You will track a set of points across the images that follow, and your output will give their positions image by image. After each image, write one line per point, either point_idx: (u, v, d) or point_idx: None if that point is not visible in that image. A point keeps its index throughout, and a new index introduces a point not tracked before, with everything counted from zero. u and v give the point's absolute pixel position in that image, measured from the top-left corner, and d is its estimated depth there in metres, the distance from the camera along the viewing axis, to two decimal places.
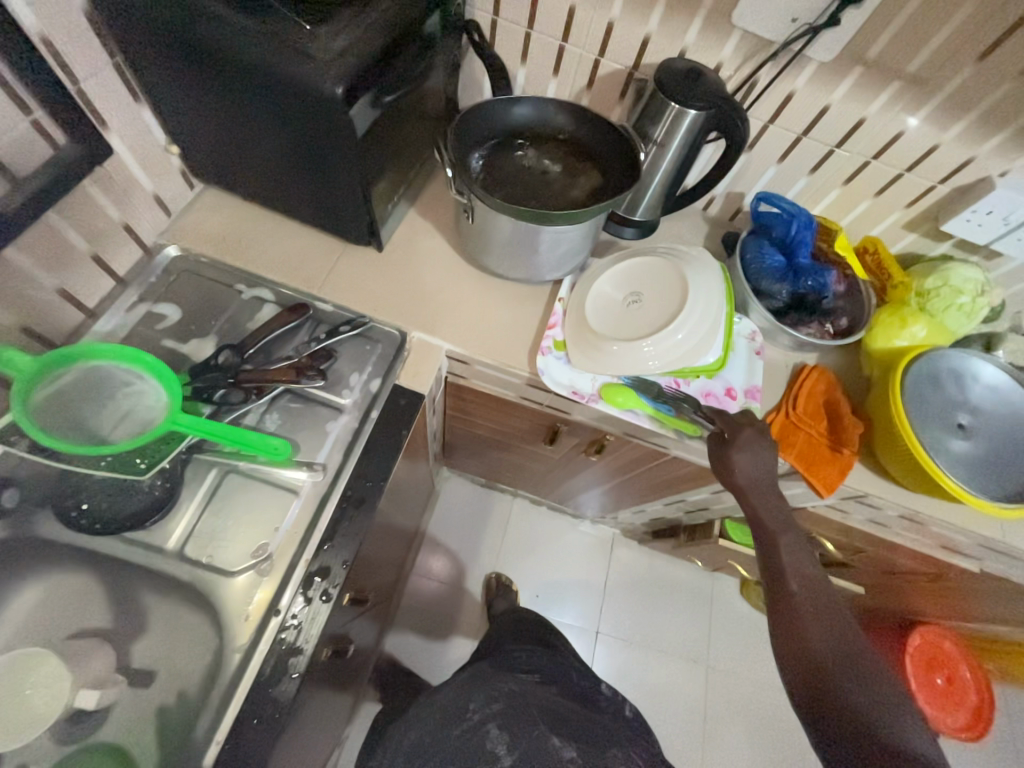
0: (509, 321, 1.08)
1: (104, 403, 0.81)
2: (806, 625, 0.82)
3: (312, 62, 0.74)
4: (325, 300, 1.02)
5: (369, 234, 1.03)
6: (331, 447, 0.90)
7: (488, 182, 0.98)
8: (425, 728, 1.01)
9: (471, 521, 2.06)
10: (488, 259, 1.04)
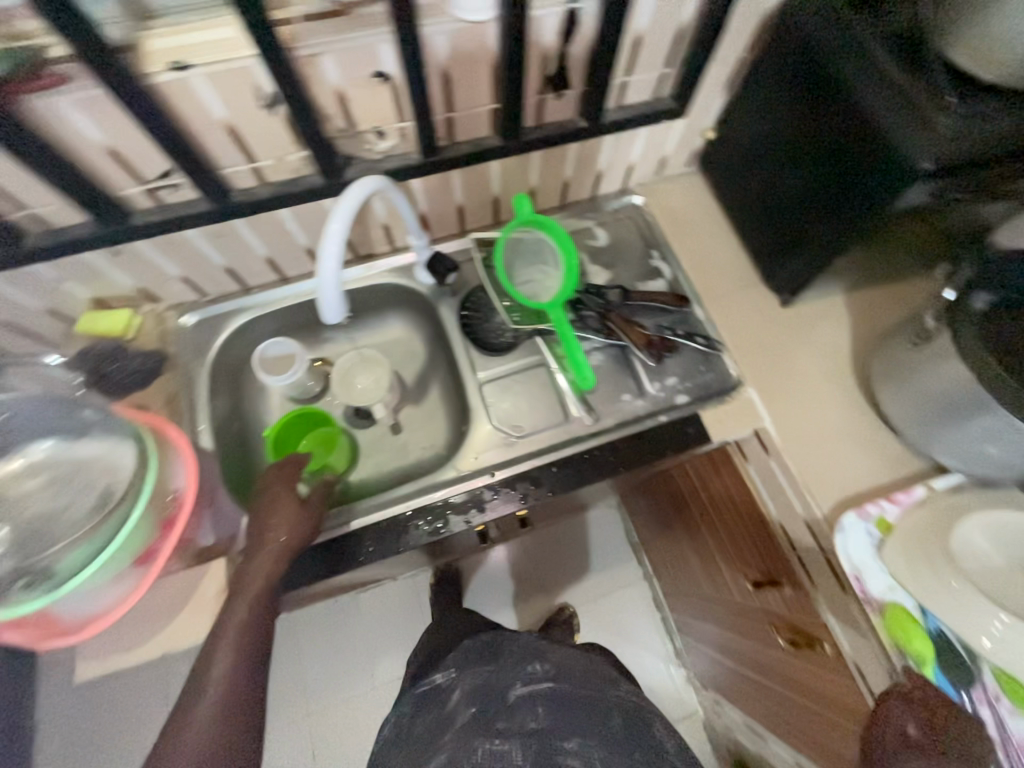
0: (848, 451, 0.70)
1: (484, 315, 0.77)
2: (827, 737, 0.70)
3: (927, 122, 0.52)
4: (651, 278, 0.83)
5: (794, 287, 0.75)
6: (503, 477, 0.70)
7: (993, 338, 0.54)
8: (562, 676, 0.74)
9: (573, 549, 1.40)
10: (885, 392, 0.67)
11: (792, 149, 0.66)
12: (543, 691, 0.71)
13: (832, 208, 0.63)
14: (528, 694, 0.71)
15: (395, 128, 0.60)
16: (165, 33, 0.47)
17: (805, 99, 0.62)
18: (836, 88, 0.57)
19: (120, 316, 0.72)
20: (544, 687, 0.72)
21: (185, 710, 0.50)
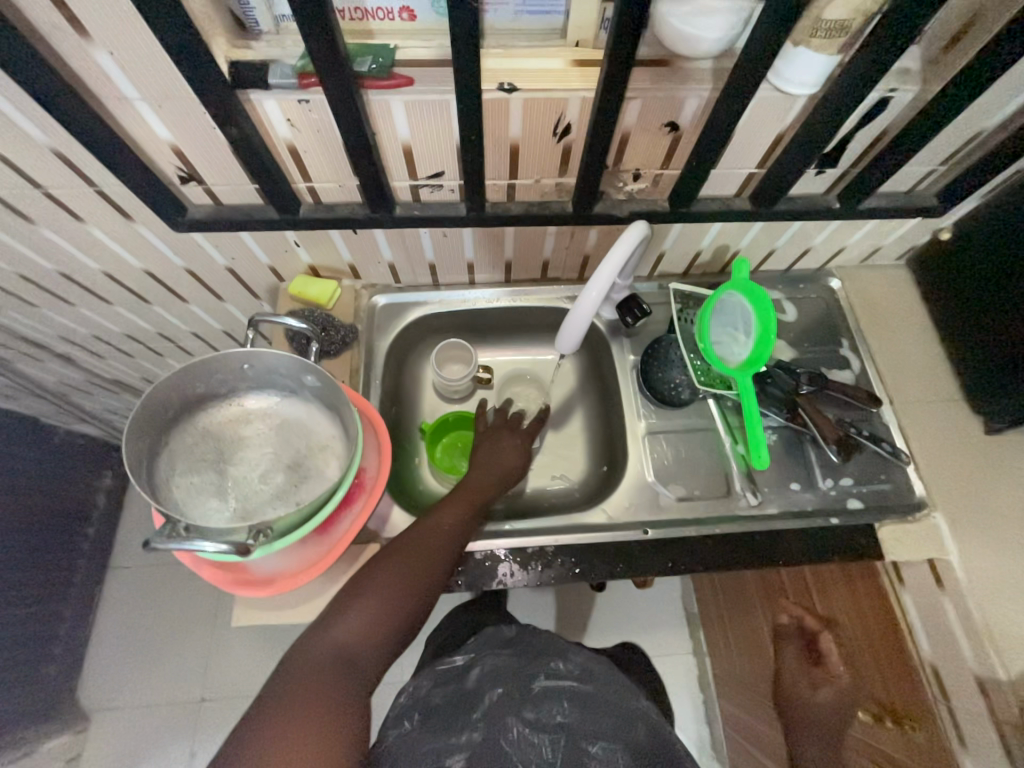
0: None
1: (661, 366, 0.75)
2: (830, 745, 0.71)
3: None
4: (838, 366, 0.79)
5: (1011, 419, 0.68)
6: (658, 537, 0.67)
7: None
8: (587, 678, 0.67)
9: (621, 599, 1.33)
10: None
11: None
12: (575, 689, 0.65)
13: None
14: (555, 688, 0.64)
15: (652, 173, 0.61)
16: (500, 55, 0.50)
17: None
18: None
19: (330, 286, 0.76)
20: (568, 684, 0.65)
21: (404, 540, 0.60)
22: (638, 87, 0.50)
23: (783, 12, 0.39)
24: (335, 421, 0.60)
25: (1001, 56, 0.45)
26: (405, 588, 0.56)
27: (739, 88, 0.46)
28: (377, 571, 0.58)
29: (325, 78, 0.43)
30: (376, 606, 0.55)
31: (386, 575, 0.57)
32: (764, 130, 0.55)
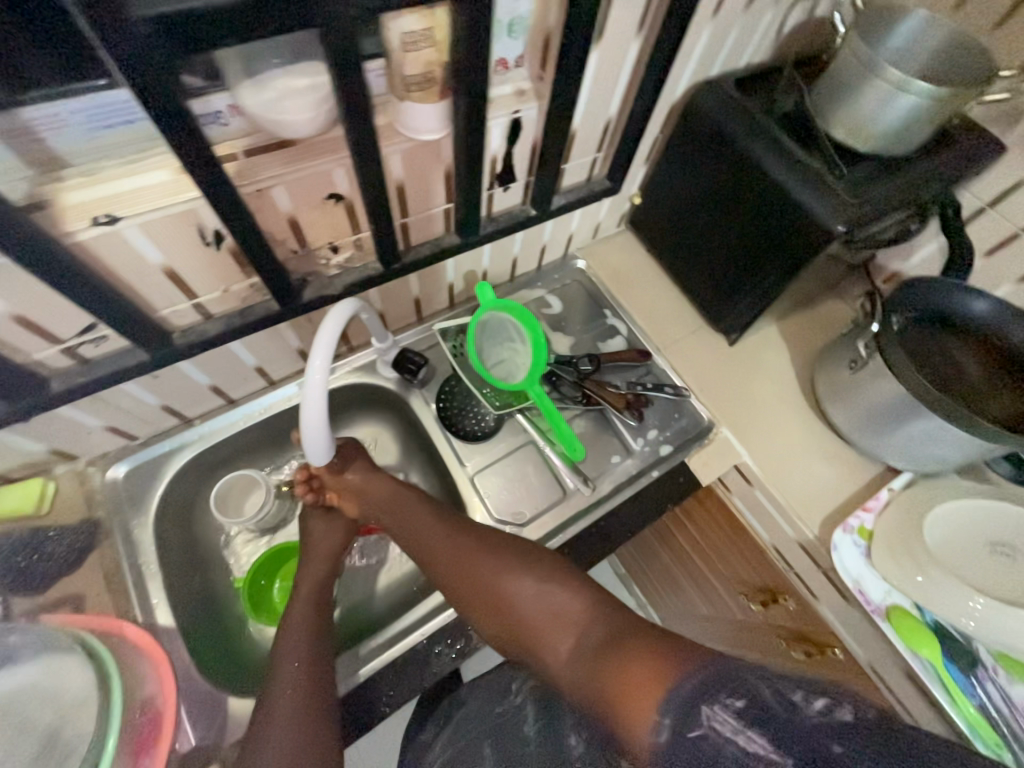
0: (820, 472, 0.76)
1: (464, 404, 0.76)
2: (568, 610, 0.48)
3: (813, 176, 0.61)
4: (610, 336, 0.86)
5: (740, 328, 0.82)
6: None
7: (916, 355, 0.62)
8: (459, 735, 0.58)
9: None
10: (841, 412, 0.74)
11: (716, 208, 0.73)
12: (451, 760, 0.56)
13: (764, 254, 0.68)
14: None
15: (350, 241, 0.58)
16: (81, 184, 0.41)
17: (716, 140, 0.68)
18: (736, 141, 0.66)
19: (32, 486, 0.60)
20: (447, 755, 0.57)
21: (269, 709, 0.48)
22: (267, 174, 0.46)
23: (348, 82, 0.38)
24: (87, 662, 0.48)
25: (573, 62, 0.50)
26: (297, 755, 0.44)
27: (361, 152, 0.45)
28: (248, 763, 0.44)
29: None
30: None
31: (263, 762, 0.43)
32: (427, 173, 0.55)
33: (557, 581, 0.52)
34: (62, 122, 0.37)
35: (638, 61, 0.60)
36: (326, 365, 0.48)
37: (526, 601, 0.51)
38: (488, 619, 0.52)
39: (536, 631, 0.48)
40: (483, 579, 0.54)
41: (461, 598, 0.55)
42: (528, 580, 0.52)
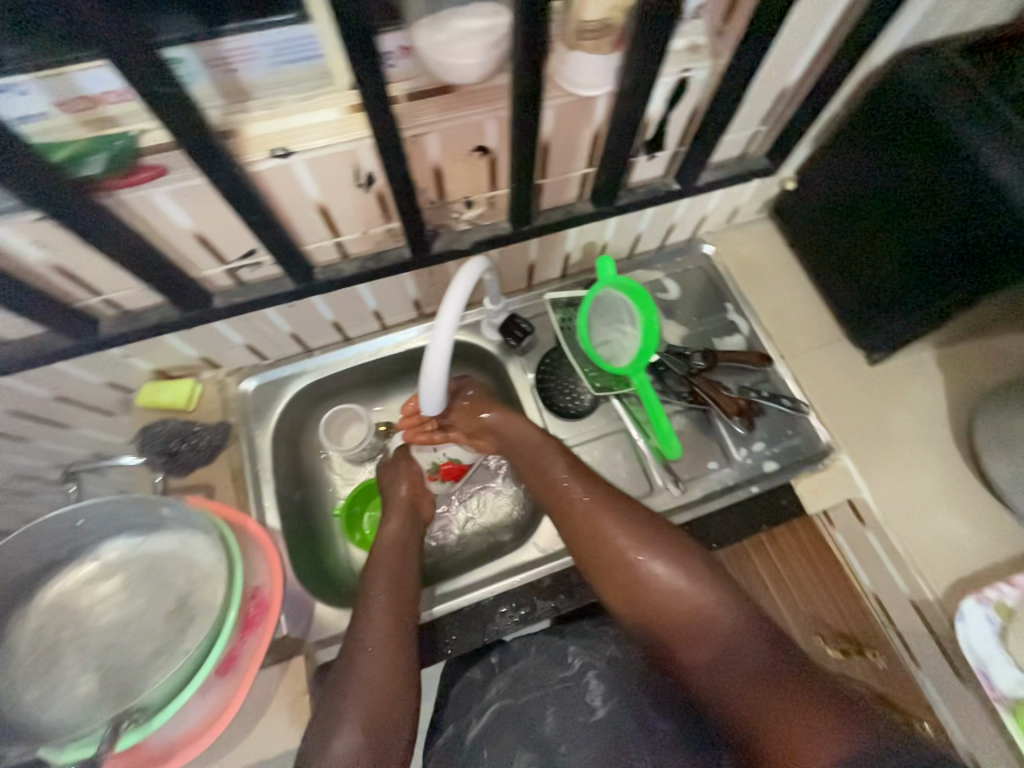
0: (954, 528, 0.66)
1: (561, 377, 0.75)
2: (709, 613, 0.52)
3: None
4: (727, 333, 0.79)
5: (888, 348, 0.71)
6: None
7: None
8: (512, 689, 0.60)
9: None
10: (999, 464, 0.62)
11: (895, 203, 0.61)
12: (502, 711, 0.59)
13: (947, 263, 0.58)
14: (488, 724, 0.58)
15: (484, 197, 0.57)
16: (264, 117, 0.44)
17: (914, 114, 0.56)
18: (943, 118, 0.53)
19: (184, 386, 0.69)
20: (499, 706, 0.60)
21: (356, 640, 0.54)
22: (425, 122, 0.46)
23: (531, 25, 0.36)
24: (211, 541, 0.53)
25: (772, 12, 0.43)
26: (388, 686, 0.51)
27: (523, 105, 0.43)
28: (343, 684, 0.51)
29: (41, 197, 0.37)
30: (366, 721, 0.49)
31: (355, 686, 0.51)
32: (576, 133, 0.52)
33: (695, 575, 0.54)
34: (255, 52, 0.40)
35: (843, 19, 0.51)
36: (455, 315, 0.47)
37: (661, 587, 0.54)
38: (614, 588, 0.56)
39: (669, 620, 0.53)
40: (621, 555, 0.56)
41: (588, 559, 0.58)
42: (670, 572, 0.54)
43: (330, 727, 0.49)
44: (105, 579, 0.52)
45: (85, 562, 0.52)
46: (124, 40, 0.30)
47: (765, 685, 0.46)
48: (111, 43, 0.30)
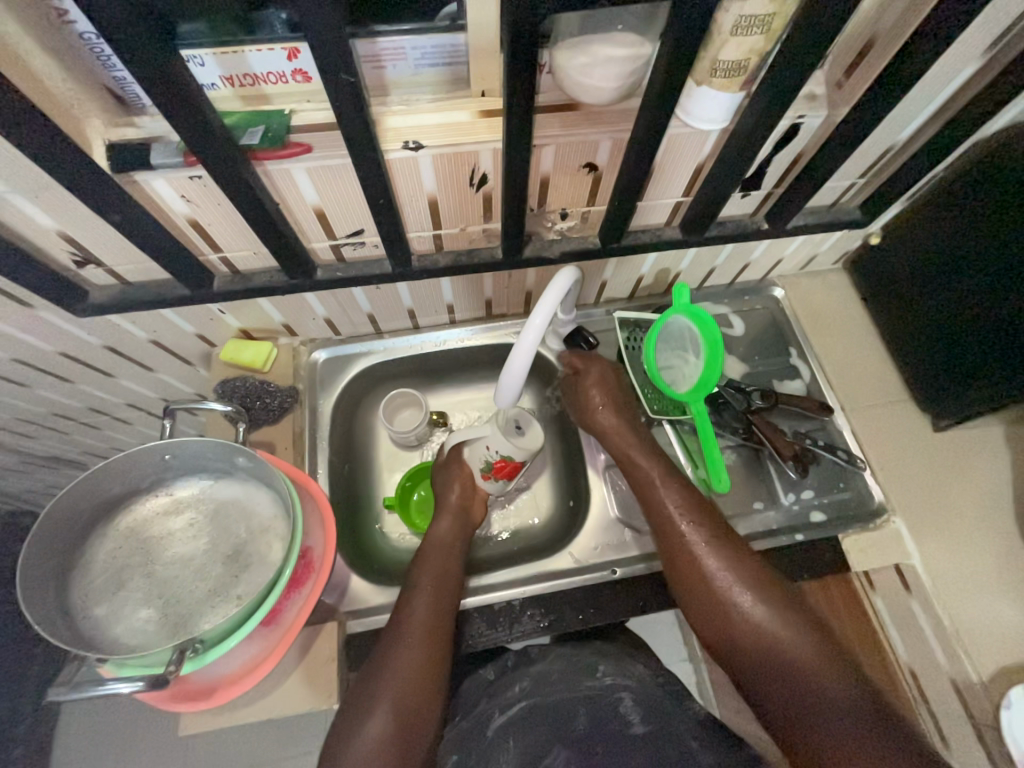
0: (1008, 612, 0.63)
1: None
2: (817, 669, 0.51)
3: None
4: (788, 376, 0.79)
5: (957, 416, 0.70)
6: (628, 572, 0.66)
7: None
8: (540, 690, 0.62)
9: None
10: None
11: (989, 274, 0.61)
12: (523, 711, 0.60)
13: None
14: (509, 720, 0.60)
15: (579, 211, 0.60)
16: (402, 111, 0.48)
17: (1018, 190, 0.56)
18: None
19: (264, 348, 0.73)
20: (519, 707, 0.61)
21: (395, 633, 0.56)
22: (547, 135, 0.49)
23: (678, 58, 0.38)
24: (275, 497, 0.56)
25: (905, 70, 0.44)
26: (417, 687, 0.53)
27: (647, 130, 0.45)
28: (378, 672, 0.53)
29: (207, 155, 0.41)
30: (395, 710, 0.51)
31: (388, 676, 0.53)
32: (682, 162, 0.54)
33: (798, 626, 0.54)
34: (403, 53, 0.43)
35: (963, 88, 0.52)
36: (545, 316, 0.52)
37: (762, 631, 0.54)
38: (712, 623, 0.56)
39: (767, 664, 0.53)
40: (726, 594, 0.56)
41: (687, 592, 0.58)
42: (772, 617, 0.54)
43: (362, 709, 0.51)
44: (173, 514, 0.55)
45: (159, 495, 0.55)
46: (325, 32, 0.33)
47: (845, 718, 0.48)
48: (315, 33, 0.34)
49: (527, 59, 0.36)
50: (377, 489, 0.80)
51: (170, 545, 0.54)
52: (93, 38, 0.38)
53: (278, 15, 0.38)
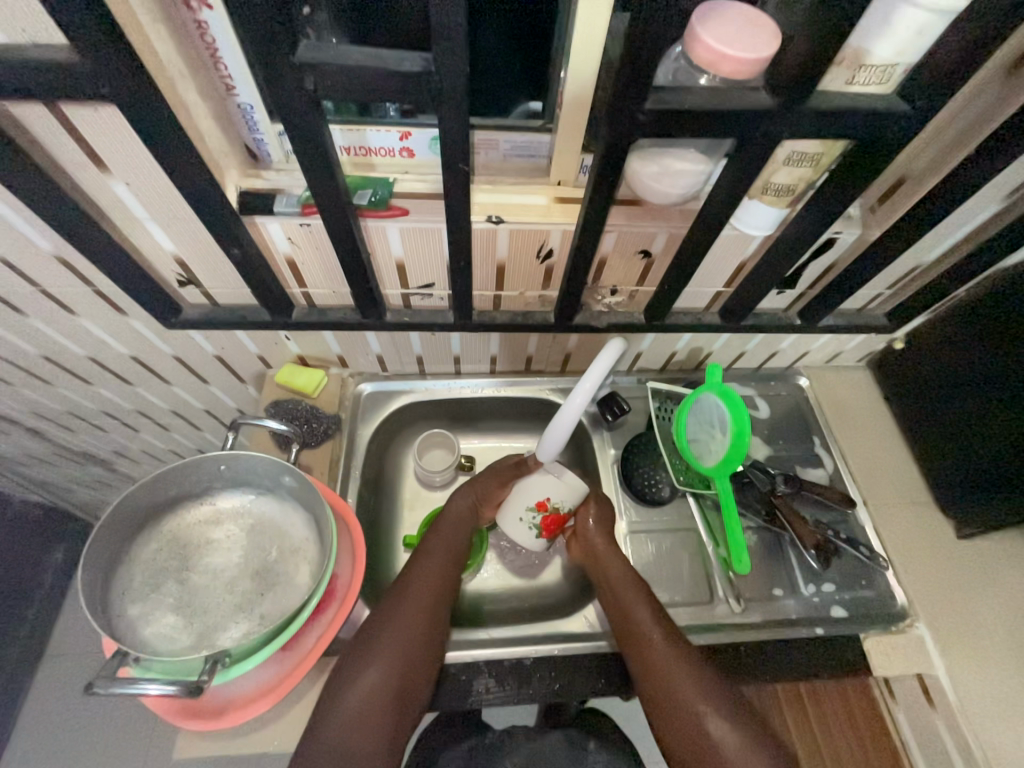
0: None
1: (642, 461, 0.78)
2: (674, 678, 0.56)
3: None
4: (812, 465, 0.81)
5: (982, 526, 0.70)
6: None
7: None
8: None
9: None
10: None
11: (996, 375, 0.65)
12: None
13: None
14: None
15: (628, 289, 0.66)
16: (489, 189, 0.55)
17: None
18: None
19: (316, 375, 0.77)
20: None
21: (403, 585, 0.61)
22: (613, 224, 0.55)
23: (739, 178, 0.45)
24: (311, 520, 0.58)
25: (936, 209, 0.50)
26: (414, 646, 0.57)
27: (703, 230, 0.51)
28: (373, 641, 0.57)
29: (326, 210, 0.48)
30: (384, 677, 0.55)
31: (386, 635, 0.57)
32: (728, 259, 0.60)
33: (665, 628, 0.60)
34: (498, 144, 0.51)
35: (988, 225, 0.58)
36: (589, 392, 0.57)
37: (660, 662, 0.57)
38: (678, 743, 0.55)
39: (693, 733, 0.54)
40: (629, 607, 0.61)
41: (657, 702, 0.56)
42: (728, 732, 0.54)
43: (345, 680, 0.55)
44: (215, 527, 0.57)
45: (206, 506, 0.58)
46: (456, 134, 0.41)
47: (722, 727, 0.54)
48: (445, 134, 0.41)
49: (612, 166, 0.43)
50: (397, 525, 0.81)
51: (208, 555, 0.56)
52: (249, 109, 0.46)
53: (393, 106, 0.47)
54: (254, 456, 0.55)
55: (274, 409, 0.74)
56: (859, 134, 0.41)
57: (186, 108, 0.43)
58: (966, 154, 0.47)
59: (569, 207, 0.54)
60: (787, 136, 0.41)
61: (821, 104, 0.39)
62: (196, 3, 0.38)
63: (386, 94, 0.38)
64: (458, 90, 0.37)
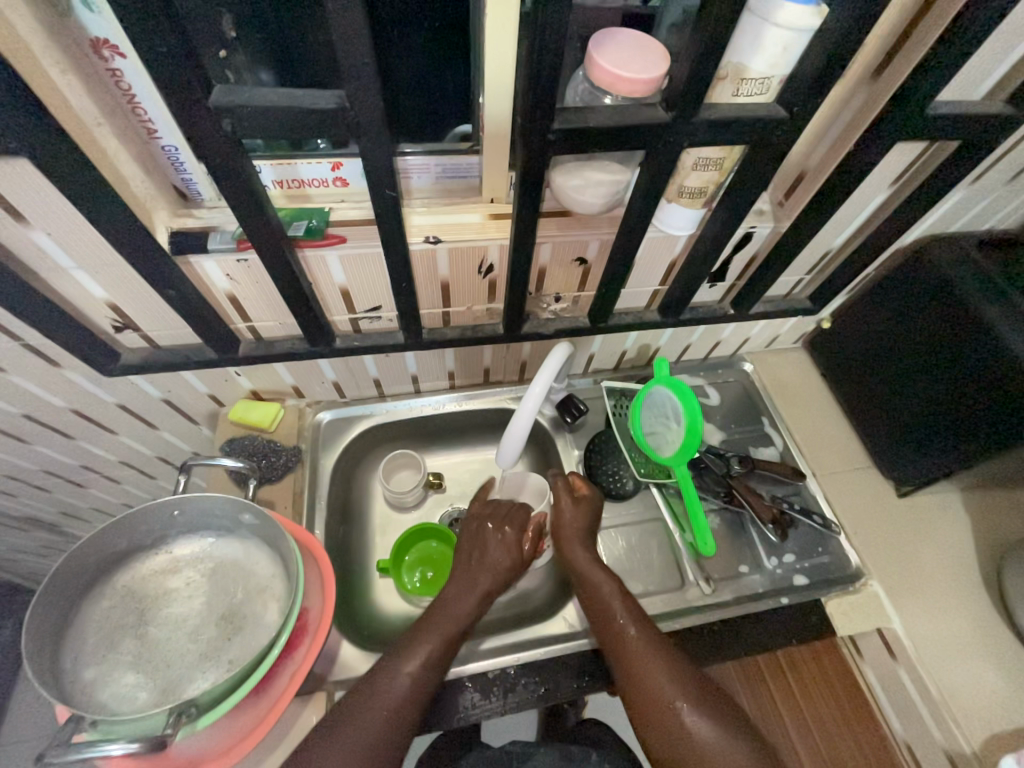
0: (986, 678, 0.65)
1: (605, 458, 0.80)
2: (650, 671, 0.57)
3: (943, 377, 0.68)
4: (763, 444, 0.85)
5: (917, 482, 0.76)
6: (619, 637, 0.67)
7: None
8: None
9: None
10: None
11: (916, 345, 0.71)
12: None
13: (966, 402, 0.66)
14: None
15: (571, 295, 0.69)
16: (425, 212, 0.57)
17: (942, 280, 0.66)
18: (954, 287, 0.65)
19: (272, 408, 0.76)
20: None
21: (398, 654, 0.56)
22: (546, 235, 0.57)
23: (652, 186, 0.48)
24: (275, 556, 0.57)
25: (831, 200, 0.56)
26: (401, 714, 0.53)
27: (628, 235, 0.54)
28: (353, 708, 0.53)
29: (261, 245, 0.48)
30: (364, 750, 0.50)
31: (373, 704, 0.53)
32: (658, 259, 0.64)
33: (641, 623, 0.61)
34: (428, 167, 0.53)
35: (881, 210, 0.65)
36: (539, 396, 0.60)
37: (636, 658, 0.58)
38: (657, 739, 0.55)
39: (672, 726, 0.54)
40: (606, 606, 0.62)
41: (635, 699, 0.57)
42: (705, 722, 0.54)
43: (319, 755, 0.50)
44: (173, 574, 0.55)
45: (162, 555, 0.56)
46: (380, 163, 0.43)
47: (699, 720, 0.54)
48: (369, 163, 0.43)
49: (534, 182, 0.46)
50: (369, 551, 0.80)
51: (168, 604, 0.54)
52: (173, 151, 0.47)
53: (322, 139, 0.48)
54: (209, 497, 0.54)
55: (230, 447, 0.72)
56: (749, 139, 0.45)
57: (106, 155, 0.43)
58: (848, 148, 0.53)
59: (504, 222, 0.57)
60: (687, 145, 0.45)
61: (711, 115, 0.43)
62: (107, 51, 0.38)
63: (306, 130, 0.39)
64: (376, 123, 0.39)
